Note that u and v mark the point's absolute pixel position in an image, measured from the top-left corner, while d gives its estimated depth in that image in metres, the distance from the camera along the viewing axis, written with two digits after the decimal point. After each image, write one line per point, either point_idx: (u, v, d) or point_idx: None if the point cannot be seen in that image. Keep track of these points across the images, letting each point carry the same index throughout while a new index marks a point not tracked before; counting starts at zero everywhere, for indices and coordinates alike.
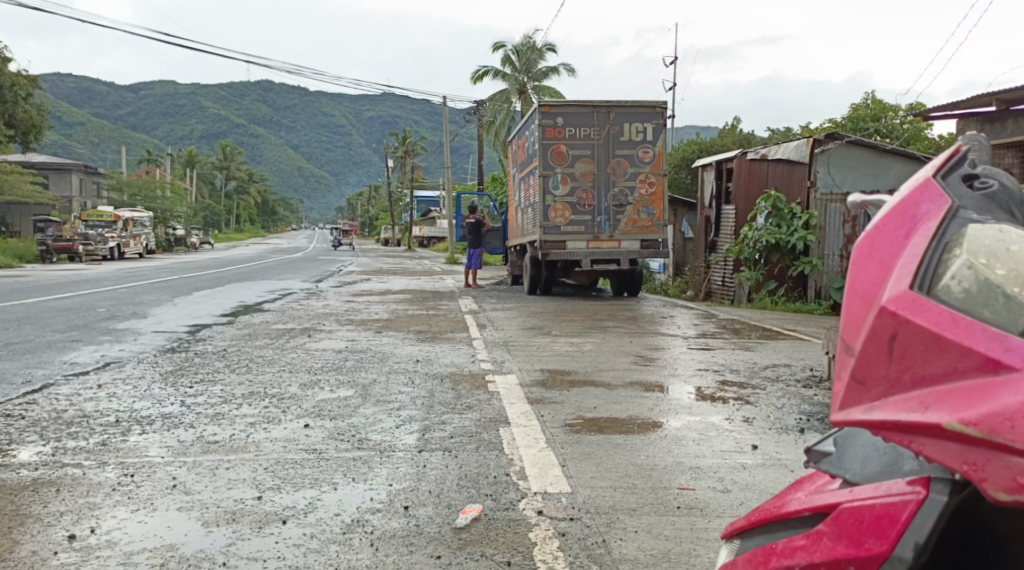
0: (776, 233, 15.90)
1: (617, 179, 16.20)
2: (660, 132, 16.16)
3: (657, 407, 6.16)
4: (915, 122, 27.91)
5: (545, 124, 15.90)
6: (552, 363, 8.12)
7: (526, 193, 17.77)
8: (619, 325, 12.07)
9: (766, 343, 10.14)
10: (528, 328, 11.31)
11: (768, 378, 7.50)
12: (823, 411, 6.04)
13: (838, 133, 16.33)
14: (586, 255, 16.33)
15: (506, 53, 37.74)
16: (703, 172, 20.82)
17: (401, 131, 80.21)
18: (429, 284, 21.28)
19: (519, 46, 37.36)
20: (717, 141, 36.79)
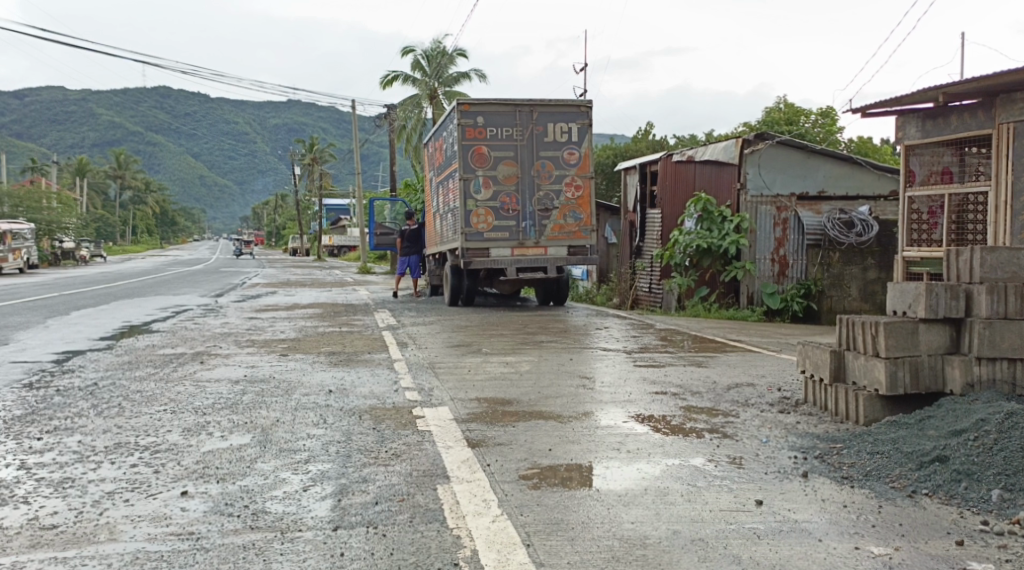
0: (707, 237, 15.13)
1: (542, 182, 15.22)
2: (586, 133, 15.28)
3: (626, 447, 5.11)
4: (828, 128, 27.87)
5: (464, 124, 14.81)
6: (487, 391, 7.00)
7: (445, 197, 16.62)
8: (553, 339, 11.03)
9: (716, 358, 9.23)
10: (454, 346, 10.12)
11: (737, 403, 6.58)
12: (818, 445, 5.15)
13: (768, 133, 15.73)
14: (510, 263, 15.27)
15: (416, 58, 36.61)
16: (626, 174, 19.99)
17: (308, 138, 77.78)
18: (341, 296, 19.87)
19: (429, 51, 36.26)
20: (632, 147, 36.24)
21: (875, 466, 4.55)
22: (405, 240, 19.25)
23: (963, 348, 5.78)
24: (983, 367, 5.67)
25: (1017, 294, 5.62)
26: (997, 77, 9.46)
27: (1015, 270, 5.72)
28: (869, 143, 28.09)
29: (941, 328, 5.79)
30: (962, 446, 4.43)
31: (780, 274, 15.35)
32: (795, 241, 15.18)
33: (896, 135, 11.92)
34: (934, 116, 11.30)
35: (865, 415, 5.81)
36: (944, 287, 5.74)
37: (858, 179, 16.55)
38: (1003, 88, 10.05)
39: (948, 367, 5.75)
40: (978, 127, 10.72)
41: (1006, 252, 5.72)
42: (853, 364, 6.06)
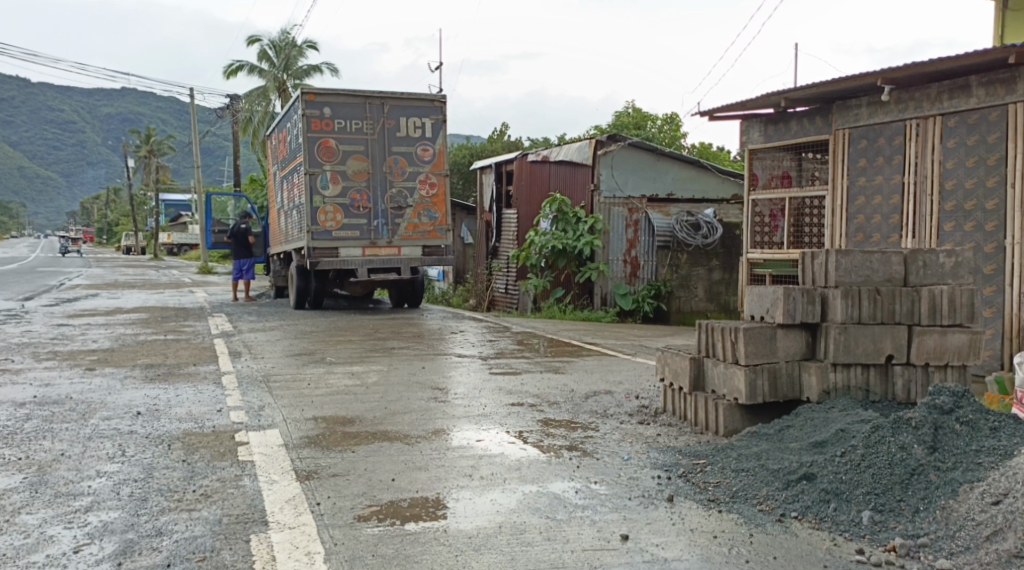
0: (561, 237, 14.91)
1: (394, 179, 14.54)
2: (440, 129, 14.71)
3: (479, 472, 4.57)
4: (674, 134, 28.59)
5: (309, 115, 13.93)
6: (327, 408, 6.30)
7: (289, 193, 15.61)
8: (403, 345, 10.41)
9: (573, 362, 8.87)
10: (295, 355, 9.31)
11: (595, 414, 6.20)
12: (681, 462, 4.82)
13: (620, 135, 15.71)
14: (362, 264, 14.52)
15: (262, 48, 34.96)
16: (482, 174, 19.56)
17: (145, 130, 73.27)
18: (173, 300, 18.35)
19: (276, 42, 34.74)
20: (487, 147, 35.94)
21: (742, 486, 4.23)
22: (233, 242, 17.99)
23: (819, 354, 5.61)
24: (838, 374, 5.51)
25: (870, 299, 5.51)
26: (837, 81, 9.49)
27: (869, 273, 5.55)
28: (711, 148, 29.07)
29: (797, 332, 5.60)
30: (828, 462, 4.13)
31: (632, 275, 15.31)
32: (646, 242, 15.11)
33: (741, 139, 11.99)
34: (775, 120, 11.40)
35: (725, 426, 5.53)
36: (801, 291, 5.53)
37: (703, 182, 16.86)
38: (838, 94, 10.09)
39: (805, 373, 5.56)
40: (816, 132, 10.76)
41: (859, 254, 5.55)
42: (713, 371, 5.78)
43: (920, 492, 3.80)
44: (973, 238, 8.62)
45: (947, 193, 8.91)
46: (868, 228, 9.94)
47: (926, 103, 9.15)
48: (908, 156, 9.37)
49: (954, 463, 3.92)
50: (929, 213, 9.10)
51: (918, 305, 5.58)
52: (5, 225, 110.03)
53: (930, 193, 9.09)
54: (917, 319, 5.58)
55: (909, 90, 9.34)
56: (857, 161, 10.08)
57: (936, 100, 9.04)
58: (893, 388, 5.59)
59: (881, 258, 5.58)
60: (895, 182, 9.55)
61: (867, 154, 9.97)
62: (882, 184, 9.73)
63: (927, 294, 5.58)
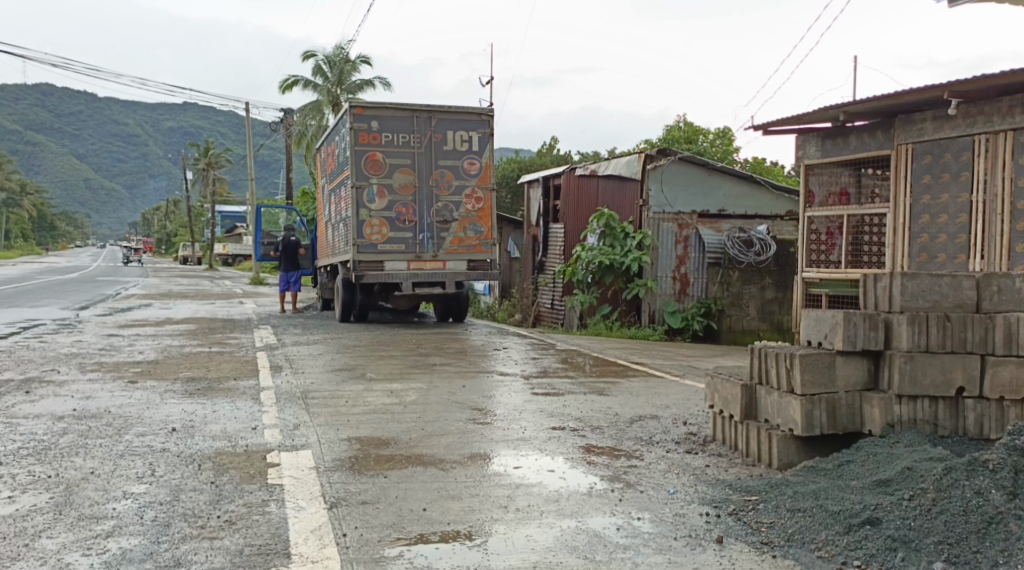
0: (609, 253, 14.61)
1: (440, 193, 14.44)
2: (488, 143, 14.57)
3: (516, 504, 4.32)
4: (726, 148, 28.08)
5: (357, 128, 13.91)
6: (363, 427, 6.13)
7: (336, 206, 15.63)
8: (446, 361, 10.23)
9: (618, 383, 8.57)
10: (336, 371, 9.18)
11: (641, 441, 5.92)
12: (731, 498, 4.53)
13: (669, 149, 15.34)
14: (406, 277, 14.41)
15: (317, 63, 35.38)
16: (530, 188, 19.39)
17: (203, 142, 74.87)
18: (222, 310, 18.49)
19: (331, 57, 35.16)
20: (537, 160, 35.78)
21: (799, 529, 3.93)
22: (282, 253, 18.05)
23: (882, 384, 5.27)
24: (903, 406, 5.19)
25: (938, 326, 5.17)
26: (900, 95, 9.09)
27: (938, 299, 5.20)
28: (764, 162, 28.50)
29: (859, 361, 5.27)
30: (894, 506, 3.88)
31: (681, 293, 14.91)
32: (697, 259, 14.79)
33: (796, 155, 11.61)
34: (833, 135, 11.01)
35: (779, 459, 5.22)
36: (863, 316, 5.21)
37: (757, 199, 16.39)
38: (900, 108, 9.67)
39: (867, 406, 5.25)
40: (876, 147, 10.35)
41: (927, 278, 5.20)
42: (766, 400, 5.47)
43: (999, 543, 3.52)
44: None
45: (1019, 213, 8.50)
46: (933, 247, 9.47)
47: (995, 118, 8.72)
48: (977, 173, 8.94)
49: None
50: (999, 233, 8.68)
51: (992, 333, 5.17)
52: (67, 234, 113.29)
53: (1000, 212, 8.66)
54: (991, 348, 5.17)
55: (978, 104, 8.92)
56: (921, 177, 9.63)
57: (1007, 115, 8.60)
58: (963, 423, 5.23)
59: (951, 282, 5.22)
60: (962, 200, 9.10)
61: (932, 171, 9.53)
62: (948, 203, 9.27)
63: (1003, 322, 5.15)
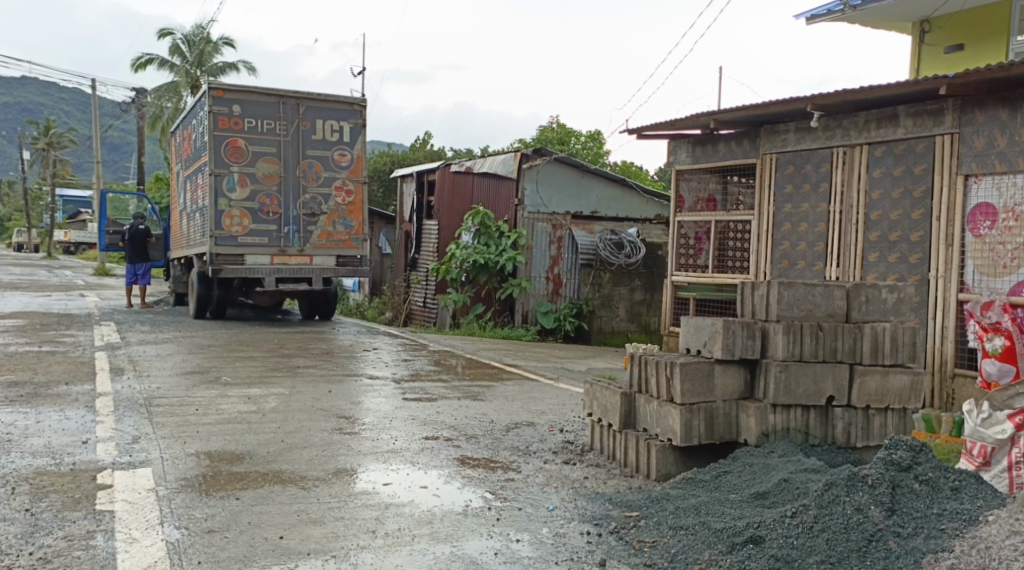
0: (483, 252, 14.35)
1: (308, 184, 13.80)
2: (359, 134, 14.03)
3: (382, 529, 3.97)
4: (596, 150, 28.43)
5: (217, 112, 13.09)
6: (215, 441, 5.61)
7: (193, 194, 14.68)
8: (310, 363, 9.70)
9: (492, 387, 8.29)
10: (186, 375, 8.50)
11: (517, 451, 5.66)
12: (612, 514, 4.33)
13: (545, 149, 15.18)
14: (269, 273, 13.67)
15: (175, 42, 33.44)
16: (402, 183, 18.92)
17: (47, 122, 69.78)
18: (62, 305, 17.07)
19: (191, 37, 33.39)
20: (408, 155, 35.19)
21: (682, 548, 3.77)
22: (129, 244, 17.06)
23: (757, 393, 5.21)
24: (777, 416, 5.13)
25: (811, 335, 5.15)
26: (767, 105, 9.25)
27: (811, 308, 5.19)
28: (632, 166, 29.08)
29: (735, 369, 5.18)
30: (777, 523, 3.77)
31: (554, 293, 14.86)
32: (570, 259, 14.82)
33: (668, 160, 11.71)
34: (703, 142, 11.14)
35: (657, 470, 5.06)
36: (741, 325, 5.13)
37: (627, 202, 16.37)
38: (766, 118, 9.86)
39: (743, 415, 5.16)
40: (743, 156, 10.54)
41: (802, 287, 5.18)
42: (645, 409, 5.31)
43: (880, 561, 3.46)
44: (898, 269, 8.48)
45: (873, 224, 8.77)
46: (793, 254, 9.73)
47: (853, 132, 8.98)
48: (835, 184, 9.19)
49: (913, 528, 3.63)
50: (854, 242, 8.96)
51: (860, 343, 5.25)
52: None
53: (856, 222, 8.94)
54: (859, 358, 5.26)
55: (837, 117, 9.16)
56: (784, 187, 9.87)
57: (864, 129, 8.86)
58: (832, 431, 5.27)
59: (824, 291, 5.23)
60: (821, 210, 9.36)
61: (795, 180, 9.77)
62: (809, 212, 9.53)
63: (870, 332, 5.26)
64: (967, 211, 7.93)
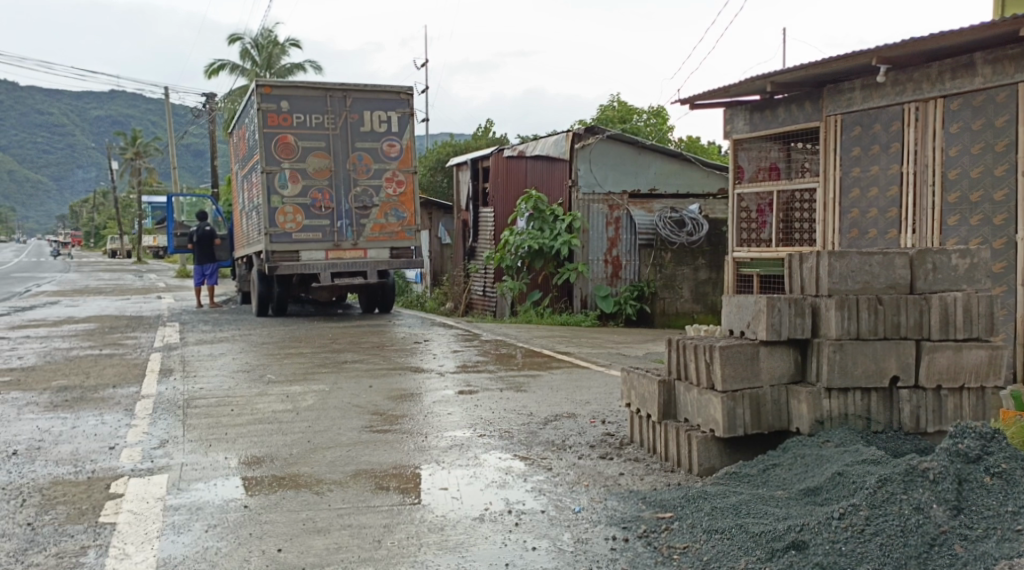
0: (538, 237, 14.00)
1: (359, 177, 13.67)
2: (408, 123, 13.82)
3: (390, 539, 3.68)
4: (660, 127, 27.64)
5: (266, 108, 13.03)
6: (243, 443, 5.43)
7: (249, 192, 14.74)
8: (359, 357, 9.55)
9: (539, 377, 7.95)
10: (232, 374, 8.44)
11: (552, 445, 5.33)
12: (643, 515, 3.96)
13: (598, 126, 14.76)
14: (324, 268, 13.62)
15: (243, 46, 33.97)
16: (459, 171, 18.70)
17: (130, 131, 72.28)
18: (132, 307, 17.45)
19: (259, 39, 33.86)
20: (472, 143, 35.00)
21: (715, 555, 3.37)
22: (196, 245, 17.14)
23: (809, 376, 4.74)
24: (833, 400, 4.66)
25: (869, 310, 4.65)
26: (827, 62, 8.62)
27: (868, 279, 4.68)
28: (698, 142, 28.23)
29: (784, 351, 4.72)
30: (822, 526, 3.34)
31: (613, 276, 14.40)
32: (628, 240, 14.32)
33: (725, 130, 11.13)
34: (762, 107, 10.52)
35: (700, 464, 4.66)
36: (788, 302, 4.65)
37: (688, 177, 15.87)
38: (828, 77, 9.21)
39: (794, 401, 4.70)
40: (805, 120, 9.90)
41: (857, 257, 4.67)
42: (686, 398, 4.90)
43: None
44: (981, 232, 7.79)
45: (951, 183, 8.07)
46: (863, 223, 9.08)
47: (925, 85, 8.28)
48: (907, 144, 8.51)
49: (983, 529, 3.17)
50: (930, 206, 8.28)
51: (927, 316, 4.71)
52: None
53: (931, 184, 8.24)
54: (926, 332, 4.72)
55: (907, 71, 8.47)
56: (851, 150, 9.21)
57: (937, 81, 8.16)
58: (897, 415, 4.77)
59: (883, 260, 4.70)
60: (893, 172, 8.69)
61: (862, 142, 9.10)
62: (879, 175, 8.86)
63: (938, 303, 4.70)
64: None
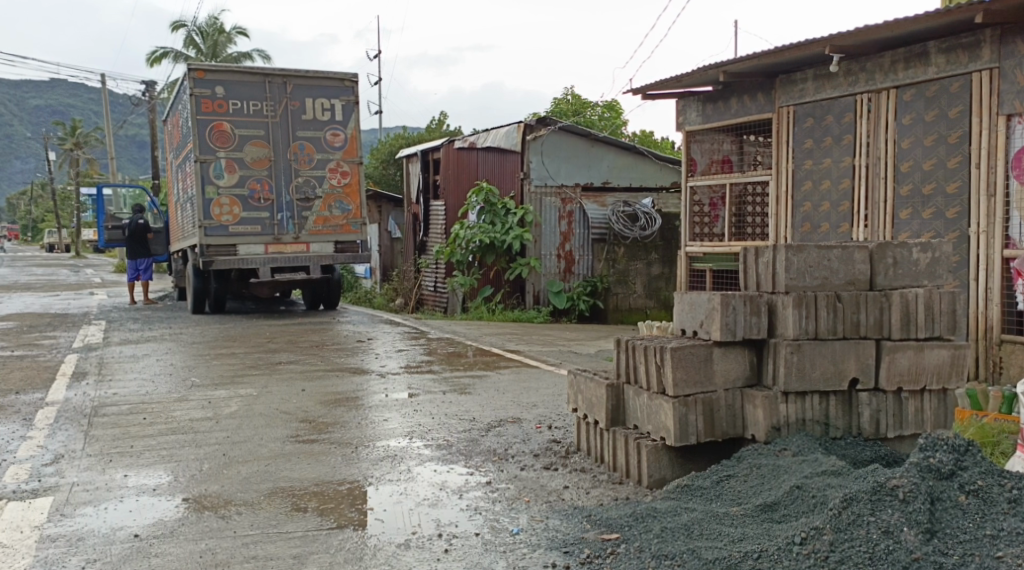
0: (489, 231, 13.56)
1: (300, 167, 13.10)
2: (352, 111, 13.26)
3: None
4: (614, 121, 27.36)
5: (200, 94, 12.39)
6: (150, 458, 4.93)
7: (184, 183, 14.07)
8: (295, 358, 9.04)
9: (484, 378, 7.52)
10: (154, 377, 7.88)
11: (491, 455, 4.91)
12: (586, 537, 3.56)
13: (550, 117, 14.21)
14: (264, 263, 13.01)
15: (188, 34, 32.92)
16: (408, 163, 18.19)
17: (72, 122, 70.16)
18: (62, 305, 16.64)
19: (205, 28, 32.88)
20: (425, 136, 34.41)
21: None
22: (130, 239, 16.38)
23: (765, 379, 4.40)
24: (790, 405, 4.32)
25: (828, 308, 4.32)
26: (780, 51, 8.31)
27: (826, 275, 4.35)
28: (651, 136, 28.03)
29: (738, 352, 4.37)
30: (782, 553, 3.00)
31: (566, 271, 14.01)
32: (581, 235, 13.99)
33: (677, 121, 10.82)
34: (713, 99, 10.22)
35: (650, 475, 4.28)
36: (743, 299, 4.30)
37: (640, 170, 15.46)
38: (781, 67, 8.93)
39: (749, 406, 4.36)
40: (757, 111, 9.61)
41: (815, 251, 4.33)
42: (634, 403, 4.52)
43: None
44: (933, 226, 7.56)
45: (903, 176, 7.83)
46: (816, 217, 8.81)
47: (878, 75, 8.04)
48: (860, 136, 8.26)
49: (960, 556, 2.83)
50: (882, 199, 8.04)
51: (888, 315, 4.39)
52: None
53: (884, 177, 8.00)
54: (886, 332, 4.41)
55: (860, 60, 8.22)
56: (803, 142, 8.94)
57: (890, 71, 7.93)
58: (857, 420, 4.45)
59: (841, 254, 4.38)
60: (845, 165, 8.44)
61: (814, 134, 8.83)
62: (831, 168, 8.60)
63: (899, 300, 4.38)
64: (1011, 156, 6.97)
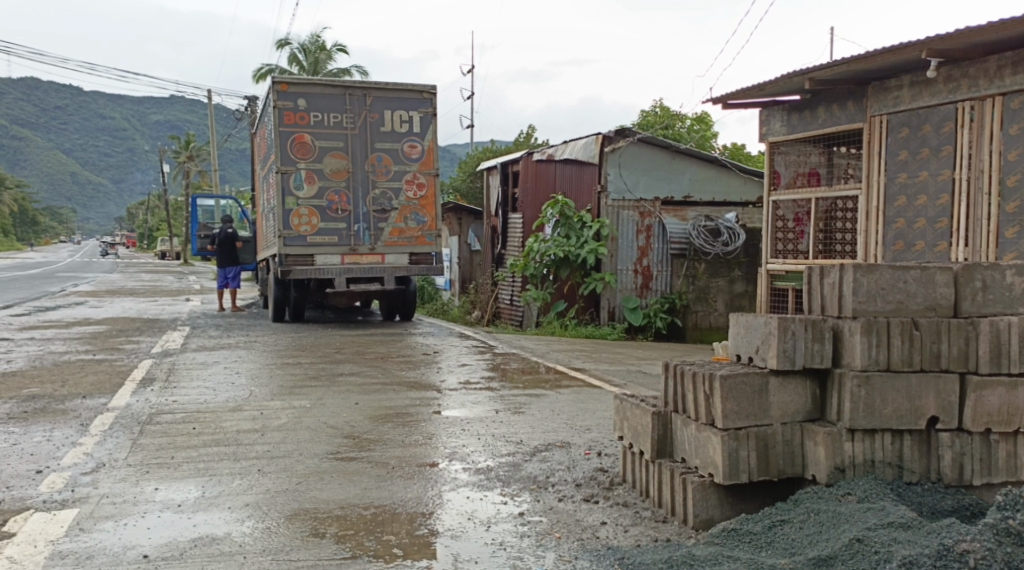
0: (564, 244, 13.28)
1: (378, 179, 13.12)
2: (430, 123, 13.22)
3: None
4: (704, 135, 26.67)
5: (282, 107, 12.54)
6: (188, 471, 4.84)
7: (268, 194, 14.29)
8: (358, 369, 8.96)
9: (542, 398, 7.22)
10: (217, 385, 7.90)
11: (530, 483, 4.61)
12: None
13: (629, 128, 13.91)
14: (340, 273, 13.06)
15: (292, 52, 33.91)
16: (489, 175, 18.08)
17: (184, 136, 73.43)
18: (154, 310, 17.16)
19: (307, 45, 33.80)
20: (513, 149, 34.39)
21: None
22: (219, 248, 16.68)
23: (828, 413, 3.97)
24: (857, 444, 3.88)
25: (902, 336, 3.87)
26: (872, 56, 7.77)
27: (902, 300, 3.91)
28: (743, 149, 27.21)
29: (798, 382, 3.96)
30: None
31: (644, 287, 13.59)
32: (659, 250, 13.52)
33: (761, 132, 10.32)
34: (800, 108, 9.69)
35: (695, 515, 3.91)
36: (804, 324, 3.89)
37: (724, 183, 14.97)
38: (873, 73, 8.37)
39: (809, 443, 3.94)
40: (847, 121, 9.05)
41: (889, 272, 3.89)
42: (682, 433, 4.16)
43: None
44: None
45: (1009, 191, 7.17)
46: (910, 234, 8.17)
47: (982, 81, 7.40)
48: (960, 147, 7.62)
49: None
50: (985, 216, 7.38)
51: (974, 347, 3.91)
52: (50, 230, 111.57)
53: (987, 192, 7.35)
54: (972, 366, 3.92)
55: (961, 66, 7.59)
56: (897, 154, 8.33)
57: (995, 77, 7.29)
58: (937, 464, 3.97)
59: (920, 276, 3.92)
60: (943, 178, 7.80)
61: (909, 145, 8.22)
62: (927, 182, 7.97)
63: (988, 329, 3.89)
64: None
